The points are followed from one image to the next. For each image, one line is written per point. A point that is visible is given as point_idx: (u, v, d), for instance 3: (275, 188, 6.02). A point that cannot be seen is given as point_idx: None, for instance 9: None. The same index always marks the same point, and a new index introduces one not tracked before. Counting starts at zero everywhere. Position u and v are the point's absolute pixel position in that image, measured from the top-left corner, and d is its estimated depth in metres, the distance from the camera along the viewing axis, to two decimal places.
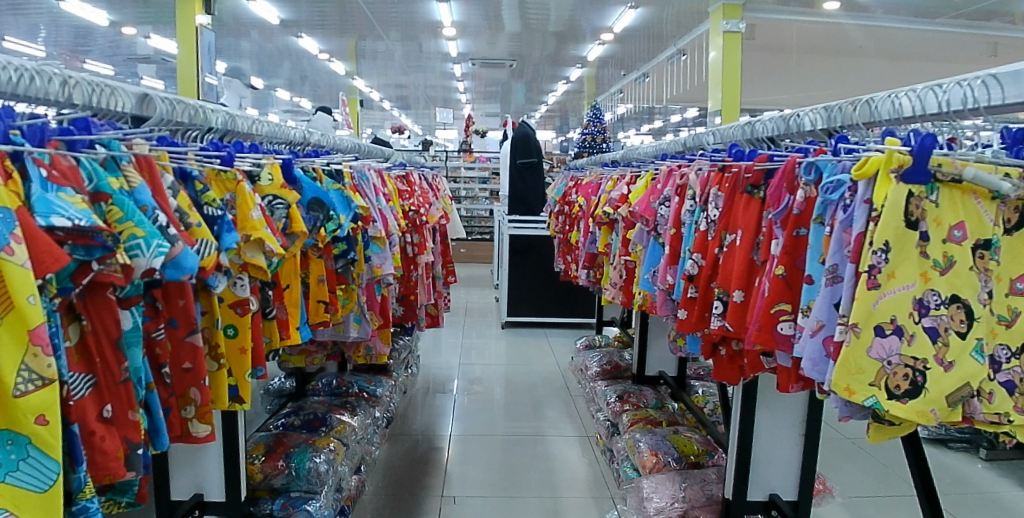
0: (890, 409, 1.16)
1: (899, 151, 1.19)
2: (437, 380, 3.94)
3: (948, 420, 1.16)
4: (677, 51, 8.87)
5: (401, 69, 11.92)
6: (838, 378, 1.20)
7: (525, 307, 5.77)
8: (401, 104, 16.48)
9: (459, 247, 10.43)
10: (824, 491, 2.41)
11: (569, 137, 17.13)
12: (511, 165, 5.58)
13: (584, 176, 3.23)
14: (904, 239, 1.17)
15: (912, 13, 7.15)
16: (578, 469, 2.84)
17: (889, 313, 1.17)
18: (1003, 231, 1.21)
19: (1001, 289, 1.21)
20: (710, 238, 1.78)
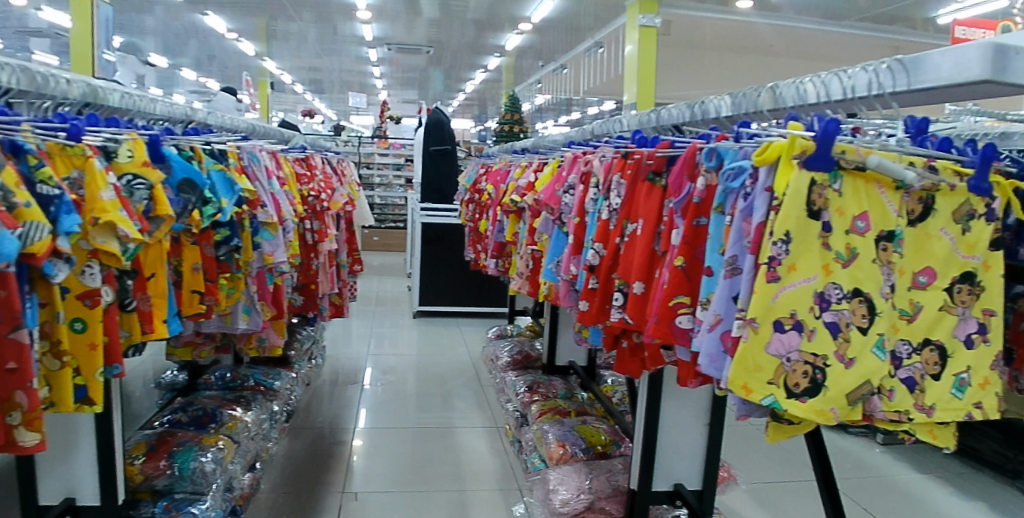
0: (788, 406, 1.26)
1: (801, 137, 1.27)
2: (347, 370, 3.80)
3: (849, 418, 1.28)
4: (595, 44, 8.82)
5: (315, 52, 11.52)
6: (736, 376, 1.27)
7: (436, 296, 5.66)
8: (316, 87, 15.98)
9: (372, 235, 10.09)
10: (728, 478, 2.41)
11: (489, 126, 17.10)
12: (424, 151, 5.54)
13: (495, 162, 3.14)
14: (805, 229, 1.26)
15: (820, 15, 7.42)
16: (487, 460, 2.75)
17: (789, 307, 1.26)
18: (907, 221, 1.33)
19: (905, 283, 1.34)
20: (612, 227, 1.72)
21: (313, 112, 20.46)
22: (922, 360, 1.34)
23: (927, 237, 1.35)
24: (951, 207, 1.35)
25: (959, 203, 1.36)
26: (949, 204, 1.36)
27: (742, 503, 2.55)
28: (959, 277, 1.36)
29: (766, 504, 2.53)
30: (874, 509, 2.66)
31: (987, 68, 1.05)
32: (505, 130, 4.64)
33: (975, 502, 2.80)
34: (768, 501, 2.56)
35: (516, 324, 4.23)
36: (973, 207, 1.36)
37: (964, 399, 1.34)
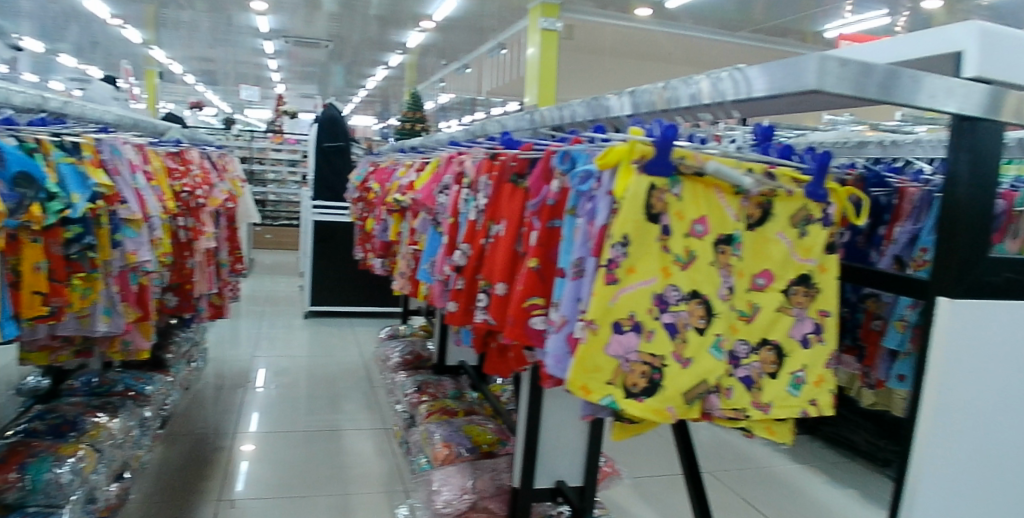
0: (626, 406, 1.28)
1: (641, 142, 1.29)
2: (235, 373, 3.68)
3: (686, 415, 1.32)
4: (497, 44, 9.57)
5: (207, 43, 11.19)
6: (576, 378, 1.29)
7: (328, 296, 5.64)
8: (208, 78, 15.52)
9: (264, 233, 10.70)
10: (613, 473, 2.42)
11: (388, 122, 17.25)
12: (315, 148, 5.58)
13: (382, 160, 3.09)
14: (644, 232, 1.29)
15: (716, 24, 8.29)
16: (373, 463, 2.72)
17: (627, 309, 1.28)
18: (746, 225, 1.37)
19: (743, 285, 1.37)
20: (479, 227, 1.72)
21: (204, 104, 19.73)
22: (760, 359, 1.37)
23: (765, 240, 1.38)
24: (788, 212, 1.39)
25: (797, 208, 1.39)
26: (787, 209, 1.39)
27: (627, 496, 2.59)
28: (796, 279, 1.39)
29: (649, 497, 2.59)
30: (753, 500, 2.76)
31: (812, 76, 1.15)
32: (406, 128, 4.59)
33: (847, 489, 2.97)
34: (652, 494, 2.62)
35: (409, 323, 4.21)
36: (810, 212, 1.40)
37: (799, 396, 1.38)
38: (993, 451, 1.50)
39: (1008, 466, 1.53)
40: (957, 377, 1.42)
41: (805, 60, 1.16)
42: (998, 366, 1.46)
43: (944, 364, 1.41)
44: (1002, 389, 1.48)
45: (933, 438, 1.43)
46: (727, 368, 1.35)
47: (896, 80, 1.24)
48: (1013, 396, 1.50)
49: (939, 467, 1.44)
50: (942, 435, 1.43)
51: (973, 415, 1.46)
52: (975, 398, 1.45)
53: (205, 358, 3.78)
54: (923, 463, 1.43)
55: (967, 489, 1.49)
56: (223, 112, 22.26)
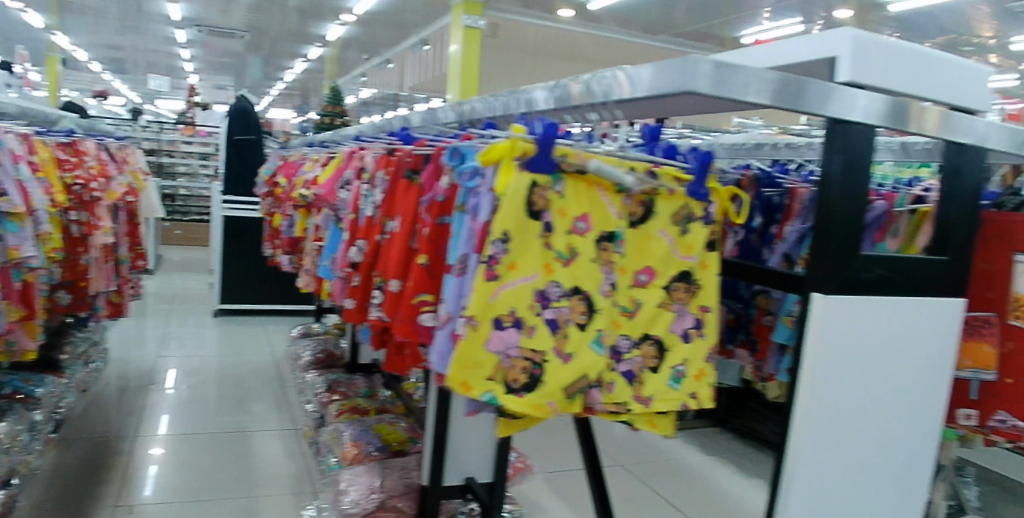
0: (506, 401, 1.29)
1: (522, 140, 1.30)
2: (139, 374, 3.55)
3: (568, 409, 1.34)
4: (420, 41, 9.91)
5: (116, 29, 10.84)
6: (456, 373, 1.30)
7: (239, 294, 5.78)
8: (117, 66, 15.01)
9: (174, 228, 10.80)
10: (525, 469, 2.42)
11: (308, 116, 17.17)
12: (227, 141, 5.68)
13: (291, 154, 3.03)
14: (526, 229, 1.30)
15: (639, 29, 9.11)
16: (280, 464, 2.67)
17: (508, 305, 1.29)
18: (628, 223, 1.39)
19: (625, 282, 1.40)
20: (375, 223, 1.71)
21: (112, 93, 19.06)
22: (642, 354, 1.40)
23: (647, 238, 1.41)
24: (670, 210, 1.42)
25: (678, 206, 1.42)
26: (669, 207, 1.42)
27: (540, 491, 2.61)
28: (677, 276, 1.42)
29: (561, 492, 2.62)
30: (661, 490, 2.79)
31: (701, 82, 1.17)
32: (326, 123, 4.51)
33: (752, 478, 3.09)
34: (563, 488, 2.65)
35: (323, 322, 4.16)
36: (692, 210, 1.43)
37: (680, 389, 1.41)
38: (868, 446, 1.52)
39: (885, 464, 1.56)
40: (830, 374, 1.44)
41: (695, 62, 1.16)
42: (874, 364, 1.48)
43: (817, 362, 1.42)
44: (878, 387, 1.50)
45: (808, 441, 1.44)
46: (609, 362, 1.37)
47: (786, 88, 1.26)
48: (889, 394, 1.52)
49: (812, 463, 1.46)
50: (815, 432, 1.45)
51: (848, 414, 1.48)
52: (850, 395, 1.47)
53: (106, 359, 3.63)
54: (797, 460, 1.44)
55: (841, 484, 1.51)
56: (127, 100, 21.51)
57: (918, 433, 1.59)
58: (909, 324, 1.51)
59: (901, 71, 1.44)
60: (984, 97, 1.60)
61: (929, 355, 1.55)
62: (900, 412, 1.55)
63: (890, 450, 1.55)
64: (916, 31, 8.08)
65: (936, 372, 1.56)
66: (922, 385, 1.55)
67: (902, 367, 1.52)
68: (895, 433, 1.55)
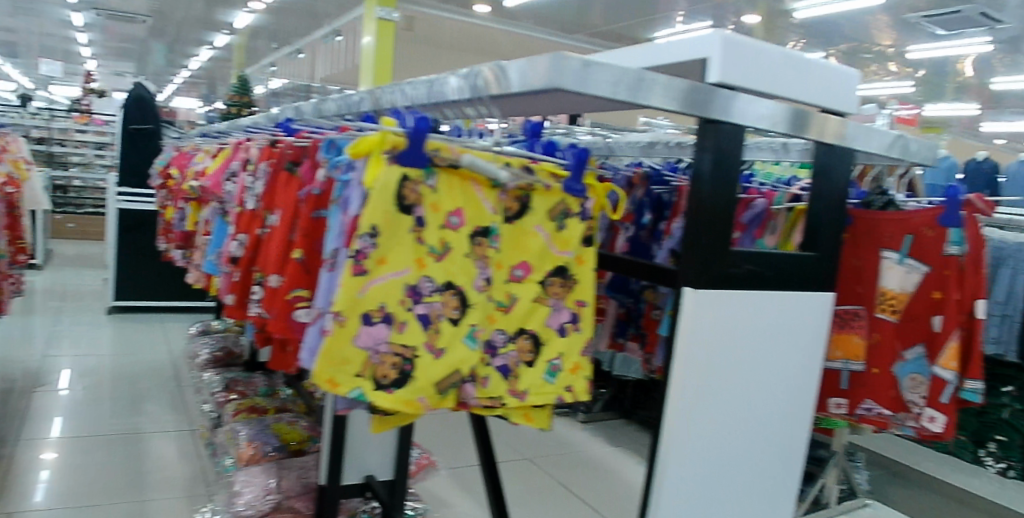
0: (375, 398, 1.27)
1: (392, 133, 1.27)
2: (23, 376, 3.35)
3: (440, 405, 1.34)
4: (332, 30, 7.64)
5: (7, 9, 10.24)
6: (322, 370, 1.26)
7: (136, 291, 5.65)
8: (8, 49, 14.20)
9: (67, 222, 10.43)
10: (429, 465, 2.41)
11: (216, 105, 16.76)
12: (122, 130, 5.66)
13: (185, 146, 2.92)
14: (396, 224, 1.28)
15: (556, 27, 9.56)
16: (174, 466, 2.58)
17: (376, 300, 1.27)
18: (503, 218, 1.39)
19: (501, 277, 1.40)
20: (257, 217, 1.67)
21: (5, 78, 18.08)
22: (517, 348, 1.40)
23: (522, 233, 1.41)
24: (546, 206, 1.43)
25: (555, 202, 1.43)
26: (545, 203, 1.43)
27: (445, 487, 2.60)
28: (552, 271, 1.43)
29: (467, 487, 2.61)
30: (568, 482, 2.75)
31: (570, 81, 1.15)
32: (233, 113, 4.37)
33: None
34: (469, 483, 2.65)
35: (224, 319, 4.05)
36: (568, 207, 1.45)
37: (555, 383, 1.42)
38: (739, 439, 1.54)
39: (758, 456, 1.58)
40: (699, 369, 1.45)
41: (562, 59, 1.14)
42: (742, 356, 1.50)
43: (686, 355, 1.43)
44: (747, 379, 1.52)
45: (678, 438, 1.44)
46: (483, 357, 1.37)
47: (655, 87, 1.27)
48: (759, 386, 1.55)
49: (683, 460, 1.47)
50: (685, 426, 1.46)
51: (720, 410, 1.50)
52: (719, 387, 1.49)
53: None
54: (668, 457, 1.45)
55: (712, 476, 1.52)
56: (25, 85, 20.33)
57: (790, 425, 1.63)
58: (778, 319, 1.54)
59: (770, 71, 1.45)
60: (853, 98, 1.62)
61: (797, 348, 1.59)
62: (770, 404, 1.57)
63: (761, 441, 1.58)
64: (820, 39, 8.49)
65: (805, 365, 1.61)
66: (791, 377, 1.59)
67: (772, 362, 1.55)
68: (766, 424, 1.58)
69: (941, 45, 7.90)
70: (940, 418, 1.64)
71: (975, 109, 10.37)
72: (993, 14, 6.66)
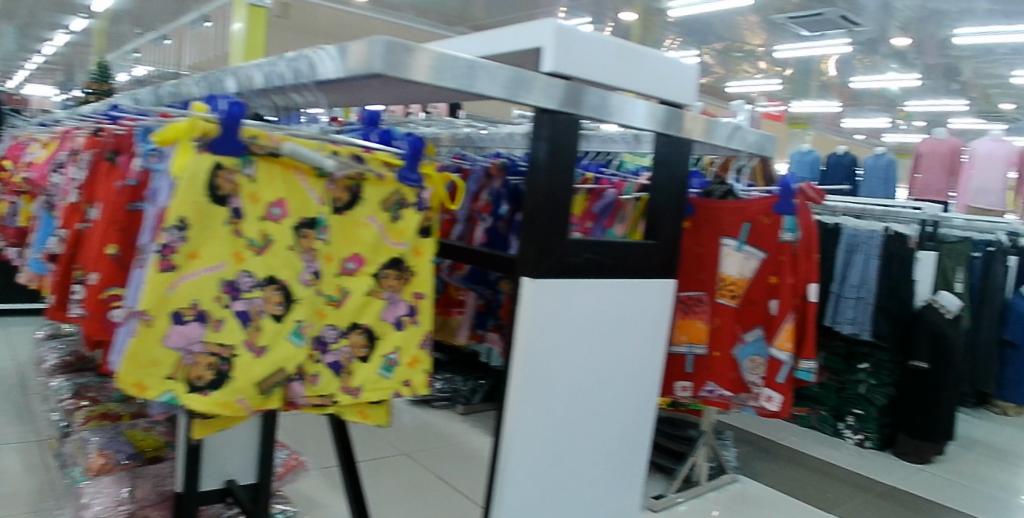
0: (190, 402, 1.18)
1: (202, 120, 1.18)
2: None
3: (264, 406, 1.27)
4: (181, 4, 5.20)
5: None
6: (127, 373, 1.15)
7: None
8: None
9: None
10: (299, 465, 2.36)
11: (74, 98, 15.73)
12: None
13: (20, 136, 2.71)
14: (208, 216, 1.19)
15: (439, 19, 9.65)
16: (17, 481, 2.40)
17: (188, 297, 1.18)
18: (331, 209, 1.34)
19: (331, 270, 1.35)
20: (79, 211, 1.56)
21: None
22: (349, 343, 1.36)
23: (354, 224, 1.37)
24: (379, 196, 1.39)
25: (389, 192, 1.40)
26: (377, 193, 1.39)
27: (320, 486, 2.55)
28: (386, 262, 1.40)
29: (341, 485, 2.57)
30: (446, 476, 2.68)
31: (408, 71, 1.10)
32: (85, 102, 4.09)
33: None
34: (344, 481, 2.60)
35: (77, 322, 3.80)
36: (403, 196, 1.41)
37: (391, 378, 1.39)
38: (583, 427, 1.56)
39: (603, 442, 1.61)
40: (540, 361, 1.45)
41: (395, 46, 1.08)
42: (582, 345, 1.52)
43: (525, 347, 1.42)
44: (589, 367, 1.54)
45: (518, 432, 1.44)
46: (312, 353, 1.32)
47: (492, 73, 1.23)
48: (601, 373, 1.57)
49: (525, 453, 1.46)
50: (526, 418, 1.45)
51: (563, 401, 1.51)
52: (561, 377, 1.49)
53: None
54: (510, 452, 1.44)
55: (557, 465, 1.53)
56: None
57: (636, 407, 1.67)
58: (619, 307, 1.57)
59: (606, 62, 1.46)
60: (691, 90, 1.65)
61: (638, 333, 1.63)
62: (613, 391, 1.61)
63: (606, 428, 1.61)
64: (696, 38, 8.88)
65: (647, 348, 1.65)
66: (633, 362, 1.63)
67: (614, 350, 1.58)
68: (609, 409, 1.61)
69: (805, 46, 8.37)
70: (778, 398, 1.84)
71: (836, 106, 11.19)
72: (852, 18, 7.14)
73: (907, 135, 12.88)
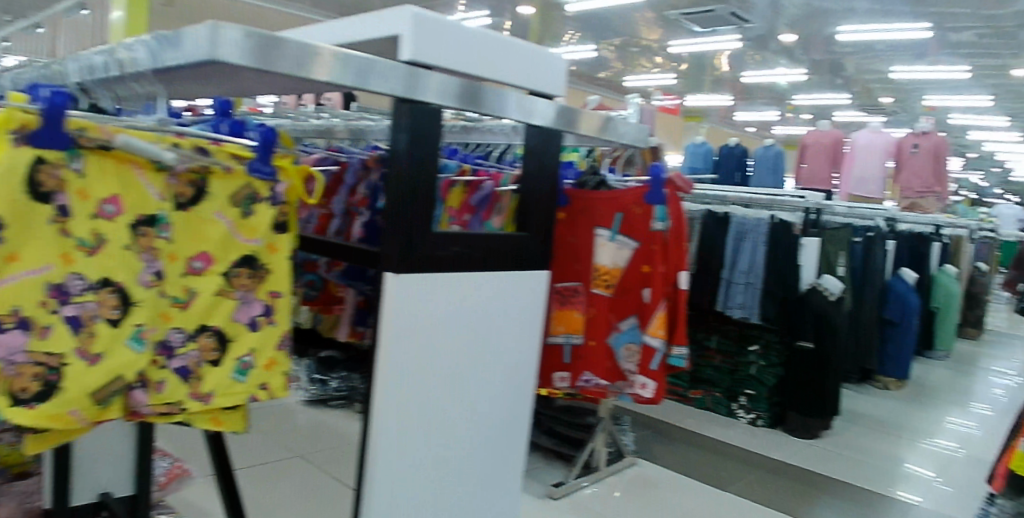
0: (12, 417, 1.04)
1: (21, 109, 1.04)
2: None
3: (100, 417, 1.17)
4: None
5: None
6: None
7: None
8: None
9: None
10: (183, 474, 2.25)
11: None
12: None
13: None
14: (28, 213, 1.06)
15: (333, 7, 9.32)
16: None
17: (9, 303, 1.04)
18: (174, 205, 1.26)
19: (176, 270, 1.27)
20: None
21: None
22: (198, 347, 1.29)
23: (200, 221, 1.29)
24: (227, 191, 1.32)
25: (238, 187, 1.33)
26: (225, 188, 1.32)
27: (209, 494, 2.44)
28: (238, 260, 1.34)
29: None
30: (344, 478, 2.27)
31: (287, 65, 1.11)
32: None
33: None
34: None
35: None
36: (255, 190, 1.35)
37: (246, 382, 1.35)
38: (455, 423, 1.54)
39: (476, 436, 1.61)
40: (406, 360, 1.41)
41: (266, 41, 1.07)
42: (452, 341, 1.49)
43: (390, 347, 1.37)
44: (460, 363, 1.52)
45: (384, 433, 1.40)
46: (156, 359, 1.24)
47: (353, 63, 1.20)
48: (473, 368, 1.55)
49: (394, 454, 1.43)
50: (394, 419, 1.41)
51: (433, 399, 1.48)
52: (430, 375, 1.46)
53: None
54: (377, 454, 1.40)
55: (429, 463, 1.51)
56: None
57: (511, 399, 1.67)
58: (489, 301, 1.56)
59: (472, 52, 1.43)
60: (560, 81, 1.66)
61: (510, 326, 1.63)
62: (486, 385, 1.60)
63: (479, 422, 1.60)
64: (594, 33, 8.99)
65: (520, 340, 1.66)
66: (506, 355, 1.63)
67: (485, 345, 1.57)
68: (483, 403, 1.60)
69: (699, 41, 8.63)
70: (650, 384, 2.03)
71: (728, 100, 11.63)
72: (742, 15, 7.42)
73: (794, 127, 13.58)
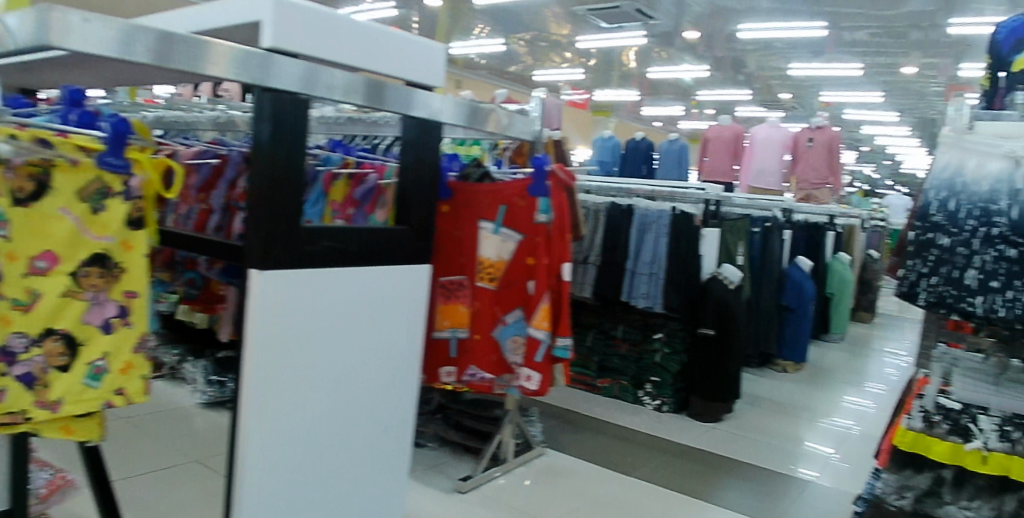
0: None
1: None
2: None
3: None
4: None
5: None
6: None
7: None
8: None
9: None
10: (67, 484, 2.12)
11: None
12: None
13: None
14: None
15: None
16: None
17: None
18: (10, 201, 1.17)
19: (15, 270, 1.18)
20: None
21: None
22: (43, 352, 1.22)
23: (43, 218, 1.21)
24: (73, 185, 1.24)
25: (86, 181, 1.25)
26: (71, 182, 1.24)
27: None
28: (87, 259, 1.26)
29: None
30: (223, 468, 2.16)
31: (179, 61, 1.14)
32: None
33: None
34: None
35: None
36: (106, 185, 1.28)
37: (100, 387, 1.29)
38: (331, 418, 1.52)
39: (356, 431, 1.59)
40: (274, 356, 1.37)
41: (139, 32, 1.08)
42: (324, 336, 1.46)
43: (256, 344, 1.34)
44: (334, 357, 1.49)
45: (253, 432, 1.36)
46: None
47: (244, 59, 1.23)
48: (349, 362, 1.53)
49: (265, 453, 1.39)
50: (264, 417, 1.38)
51: (306, 395, 1.45)
52: (302, 371, 1.43)
53: None
54: (246, 454, 1.36)
55: (304, 460, 1.48)
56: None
57: (393, 392, 1.66)
58: (365, 294, 1.54)
59: (340, 40, 1.39)
60: (437, 69, 1.63)
61: (389, 318, 1.61)
62: (365, 379, 1.58)
63: (358, 416, 1.58)
64: (502, 27, 8.99)
65: (400, 332, 1.65)
66: (385, 348, 1.61)
67: (361, 338, 1.55)
68: (362, 397, 1.58)
69: (606, 37, 8.76)
70: (535, 376, 2.13)
71: (634, 95, 11.81)
72: (646, 11, 7.60)
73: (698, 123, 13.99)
